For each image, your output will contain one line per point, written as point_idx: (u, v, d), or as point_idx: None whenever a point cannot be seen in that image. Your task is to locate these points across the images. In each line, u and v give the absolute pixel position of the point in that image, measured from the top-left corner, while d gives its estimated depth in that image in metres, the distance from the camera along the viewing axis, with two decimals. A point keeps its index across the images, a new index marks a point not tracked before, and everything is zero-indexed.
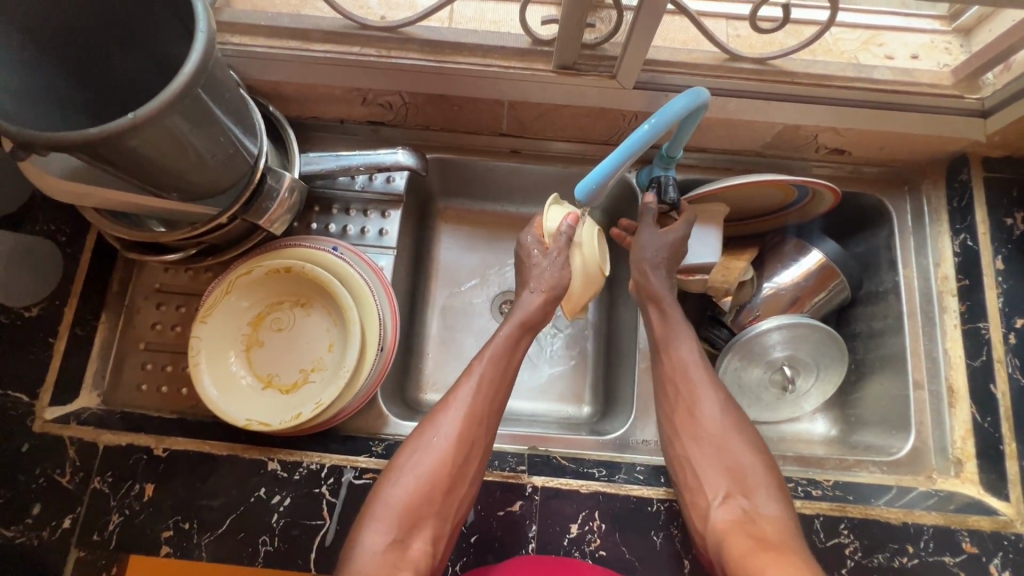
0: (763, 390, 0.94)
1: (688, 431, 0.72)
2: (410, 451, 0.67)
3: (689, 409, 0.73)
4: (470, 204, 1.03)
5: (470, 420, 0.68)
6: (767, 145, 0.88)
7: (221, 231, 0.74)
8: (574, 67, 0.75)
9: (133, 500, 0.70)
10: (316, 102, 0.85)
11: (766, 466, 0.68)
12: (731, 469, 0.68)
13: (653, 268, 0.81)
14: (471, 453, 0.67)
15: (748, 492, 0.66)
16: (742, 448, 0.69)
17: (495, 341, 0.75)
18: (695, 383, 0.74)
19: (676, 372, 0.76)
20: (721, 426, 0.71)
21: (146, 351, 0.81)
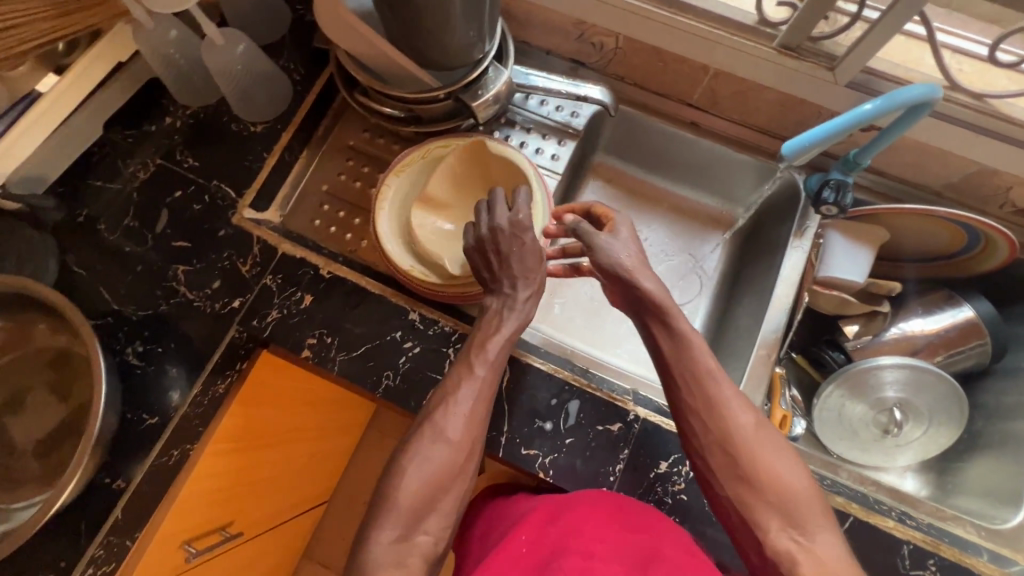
0: (863, 428, 0.93)
1: (708, 444, 0.62)
2: (415, 446, 0.62)
3: (714, 419, 0.62)
4: (623, 166, 1.08)
5: (472, 426, 0.63)
6: (950, 185, 0.87)
7: (433, 105, 0.83)
8: (796, 50, 0.78)
9: (292, 303, 0.79)
10: (536, 27, 0.94)
11: (814, 489, 0.59)
12: (781, 503, 0.58)
13: (638, 268, 0.68)
14: (472, 458, 0.63)
15: (802, 526, 0.57)
16: (781, 464, 0.59)
17: (488, 338, 0.67)
18: (713, 392, 0.62)
19: (688, 377, 0.64)
20: (760, 457, 0.59)
21: (324, 194, 0.91)
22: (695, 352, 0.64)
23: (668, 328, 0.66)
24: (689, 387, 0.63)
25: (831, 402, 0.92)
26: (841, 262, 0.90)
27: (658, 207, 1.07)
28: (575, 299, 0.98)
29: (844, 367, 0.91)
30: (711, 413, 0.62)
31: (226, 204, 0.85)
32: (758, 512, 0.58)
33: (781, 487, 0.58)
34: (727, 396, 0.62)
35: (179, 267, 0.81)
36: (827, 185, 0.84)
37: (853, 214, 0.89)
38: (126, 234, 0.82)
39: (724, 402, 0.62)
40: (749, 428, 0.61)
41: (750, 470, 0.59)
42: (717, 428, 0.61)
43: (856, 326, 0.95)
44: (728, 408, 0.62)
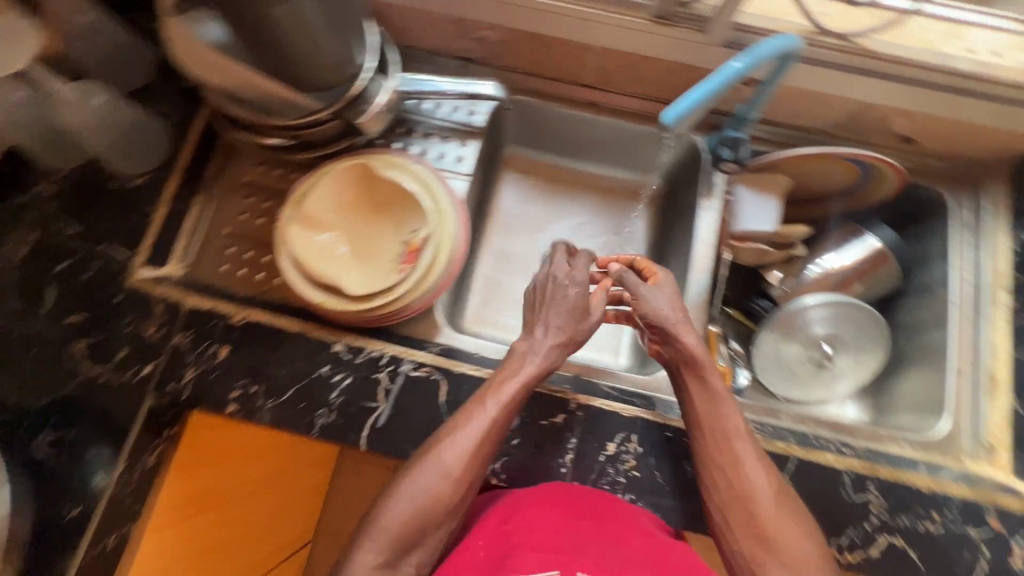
0: (799, 366, 0.97)
1: (727, 493, 0.66)
2: (409, 475, 0.66)
3: (736, 473, 0.66)
4: (535, 154, 1.10)
5: (470, 461, 0.66)
6: (837, 125, 0.91)
7: (320, 128, 0.80)
8: (670, 19, 0.79)
9: (208, 358, 0.76)
10: (415, 31, 0.92)
11: (821, 553, 0.63)
12: (789, 564, 0.62)
13: (683, 326, 0.74)
14: (466, 490, 0.66)
15: None
16: (796, 532, 0.63)
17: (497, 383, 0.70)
18: (739, 449, 0.67)
19: (715, 431, 0.68)
20: (775, 520, 0.64)
21: (228, 237, 0.86)
22: (722, 411, 0.69)
23: (699, 382, 0.71)
24: (713, 440, 0.68)
25: (768, 347, 0.96)
26: (753, 213, 0.93)
27: (576, 190, 1.10)
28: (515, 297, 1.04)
29: (773, 314, 0.95)
30: (733, 468, 0.66)
31: (121, 267, 0.80)
32: (767, 566, 0.62)
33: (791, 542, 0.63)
34: (750, 456, 0.67)
35: (77, 343, 0.76)
36: (725, 143, 0.88)
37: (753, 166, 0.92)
38: (10, 319, 0.76)
39: (746, 462, 0.67)
40: (769, 489, 0.65)
41: (764, 528, 0.63)
42: (739, 483, 0.66)
43: (779, 273, 0.99)
44: (750, 465, 0.66)
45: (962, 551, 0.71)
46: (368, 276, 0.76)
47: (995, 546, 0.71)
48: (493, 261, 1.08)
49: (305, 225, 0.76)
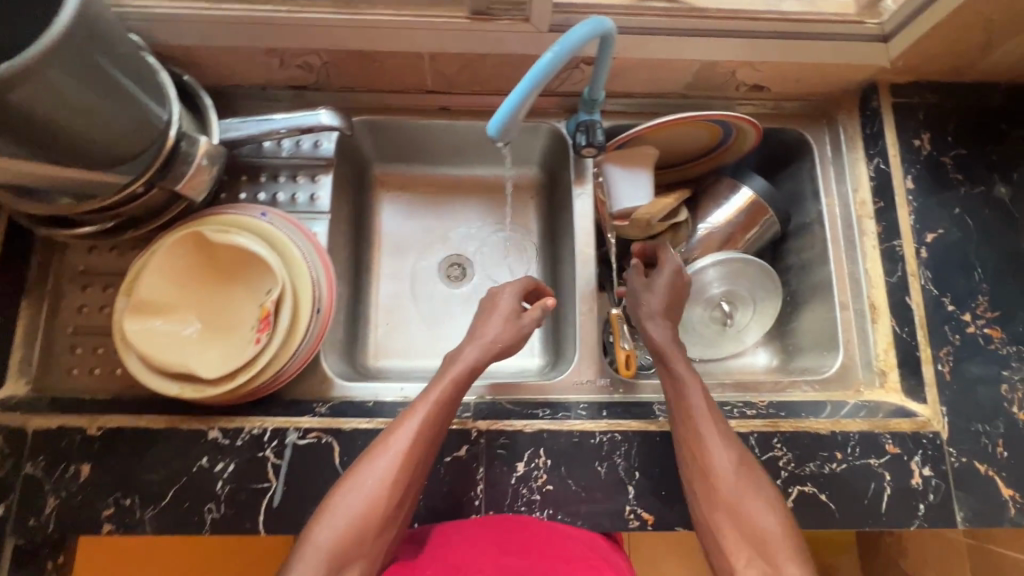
0: (705, 327, 0.96)
1: (713, 503, 0.64)
2: (343, 490, 0.62)
3: (723, 483, 0.65)
4: (407, 168, 1.04)
5: (405, 466, 0.63)
6: (689, 85, 0.89)
7: (139, 201, 0.72)
8: (488, 12, 0.75)
9: (69, 481, 0.68)
10: (232, 69, 0.84)
11: (784, 521, 0.62)
12: (750, 532, 0.61)
13: (653, 316, 0.78)
14: (405, 491, 0.63)
15: (769, 554, 0.60)
16: (757, 500, 0.63)
17: (438, 381, 0.70)
18: (728, 459, 0.66)
19: (701, 440, 0.67)
20: (739, 487, 0.64)
21: (74, 335, 0.78)
22: (711, 423, 0.68)
23: (681, 389, 0.71)
24: (698, 448, 0.67)
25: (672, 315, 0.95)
26: (627, 190, 0.90)
27: (456, 197, 1.05)
28: (414, 320, 1.00)
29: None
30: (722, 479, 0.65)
31: None
32: (727, 532, 0.62)
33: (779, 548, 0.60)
34: (739, 467, 0.65)
35: None
36: (579, 131, 0.83)
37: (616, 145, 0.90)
38: None
39: (734, 472, 0.65)
40: (762, 500, 0.63)
41: (726, 495, 0.64)
42: (732, 493, 0.64)
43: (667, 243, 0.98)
44: (739, 476, 0.65)
45: (867, 482, 0.74)
46: (227, 351, 0.70)
47: (895, 468, 0.74)
48: (386, 285, 1.02)
49: (142, 313, 0.68)
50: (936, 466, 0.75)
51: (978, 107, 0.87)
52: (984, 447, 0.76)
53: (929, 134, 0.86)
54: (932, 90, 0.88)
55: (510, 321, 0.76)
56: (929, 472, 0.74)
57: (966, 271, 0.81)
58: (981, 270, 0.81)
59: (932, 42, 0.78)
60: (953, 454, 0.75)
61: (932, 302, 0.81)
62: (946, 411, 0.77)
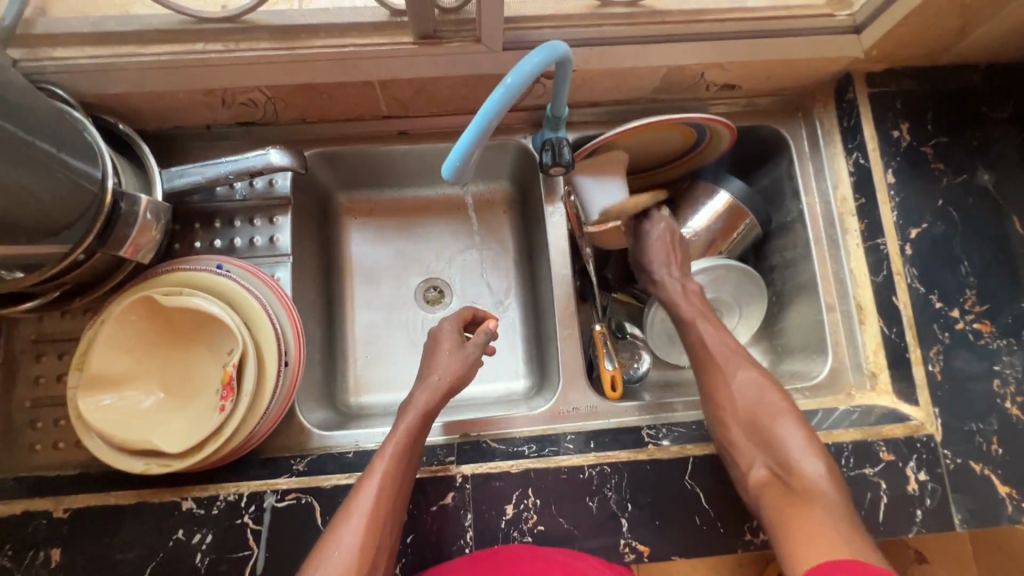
0: None
1: (749, 451, 0.68)
2: (313, 564, 0.59)
3: (756, 430, 0.69)
4: (374, 194, 1.00)
5: (374, 526, 0.61)
6: (658, 90, 0.85)
7: (83, 268, 0.68)
8: (436, 35, 0.71)
9: (39, 568, 0.65)
10: (174, 112, 0.79)
11: (799, 430, 0.67)
12: (765, 439, 0.68)
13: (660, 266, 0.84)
14: (377, 557, 0.60)
15: (782, 455, 0.66)
16: (773, 414, 0.69)
17: (396, 432, 0.68)
18: (758, 406, 0.70)
19: (725, 393, 0.72)
20: (754, 402, 0.70)
21: (34, 409, 0.75)
22: (736, 373, 0.73)
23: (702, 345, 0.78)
24: (726, 402, 0.72)
25: (657, 327, 0.90)
26: (597, 198, 0.86)
27: (427, 219, 1.01)
28: (394, 352, 0.97)
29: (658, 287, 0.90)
30: (754, 426, 0.69)
31: None
32: (743, 443, 0.69)
33: (820, 491, 0.62)
34: (772, 412, 0.69)
35: None
36: (546, 150, 0.79)
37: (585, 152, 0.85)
38: None
39: (767, 417, 0.69)
40: (798, 446, 0.66)
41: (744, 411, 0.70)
42: (769, 440, 0.67)
43: None
44: (771, 420, 0.69)
45: (864, 492, 0.73)
46: (192, 420, 0.67)
47: (891, 476, 0.73)
48: (364, 315, 0.98)
49: (98, 387, 0.65)
50: (931, 470, 0.73)
51: (957, 91, 0.84)
52: (980, 446, 0.74)
53: (908, 124, 0.83)
54: (909, 77, 0.84)
55: (463, 356, 0.74)
56: (925, 476, 0.73)
57: (953, 265, 0.79)
58: (968, 263, 0.79)
59: (905, 30, 0.75)
60: (948, 456, 0.74)
61: (920, 300, 0.78)
62: (939, 412, 0.75)
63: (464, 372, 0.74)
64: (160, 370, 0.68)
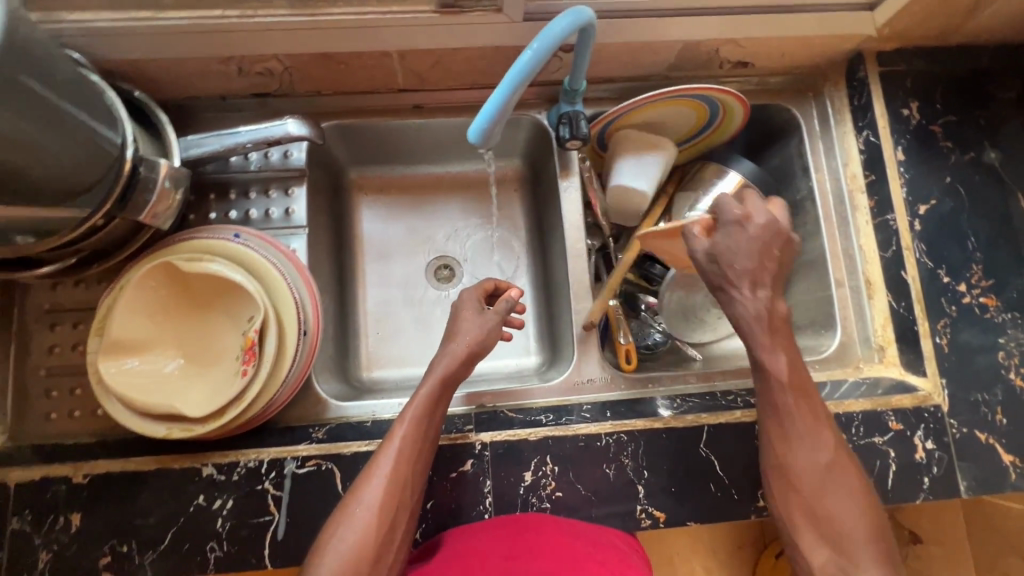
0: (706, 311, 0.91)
1: (811, 538, 0.62)
2: (334, 524, 0.60)
3: (824, 521, 0.62)
4: (384, 170, 0.99)
5: (393, 488, 0.62)
6: (672, 66, 0.86)
7: (100, 234, 0.68)
8: (457, 5, 0.70)
9: (60, 533, 0.65)
10: (189, 81, 0.78)
11: (866, 520, 0.61)
12: (831, 530, 0.61)
13: (745, 286, 0.63)
14: (397, 516, 0.61)
15: (847, 551, 0.60)
16: (846, 502, 0.62)
17: (416, 399, 0.68)
18: (832, 494, 0.62)
19: (799, 475, 0.63)
20: (827, 489, 0.62)
21: (49, 378, 0.74)
22: (815, 453, 0.63)
23: (783, 411, 0.65)
24: (796, 483, 0.63)
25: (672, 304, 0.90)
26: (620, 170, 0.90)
27: (437, 196, 1.01)
28: (406, 327, 0.97)
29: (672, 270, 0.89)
30: (821, 514, 0.62)
31: None
32: (805, 530, 0.63)
33: None
34: (846, 502, 0.62)
35: None
36: (561, 123, 0.79)
37: (626, 109, 0.84)
38: None
39: (840, 509, 0.61)
40: (865, 543, 0.60)
41: (814, 495, 0.62)
42: (838, 534, 0.61)
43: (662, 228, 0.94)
44: (841, 510, 0.61)
45: (873, 460, 0.74)
46: (212, 385, 0.67)
47: (899, 444, 0.75)
48: (375, 288, 0.98)
49: (117, 352, 0.65)
50: (938, 438, 0.75)
51: (965, 71, 0.85)
52: (984, 416, 0.76)
53: (918, 103, 0.84)
54: (919, 56, 0.85)
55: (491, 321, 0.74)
56: (932, 445, 0.75)
57: (960, 241, 0.81)
58: (975, 238, 0.81)
59: (919, 7, 0.76)
60: (955, 425, 0.76)
61: (928, 276, 0.80)
62: (946, 383, 0.77)
63: (490, 339, 0.74)
64: (180, 336, 0.69)
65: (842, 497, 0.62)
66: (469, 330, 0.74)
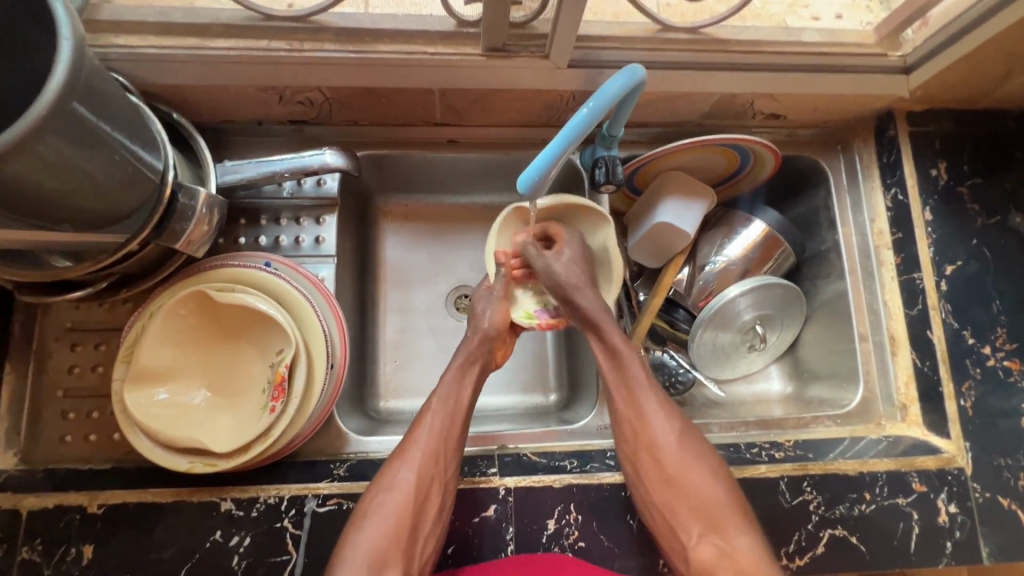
0: (733, 349, 0.93)
1: (686, 517, 0.67)
2: (373, 495, 0.64)
3: (689, 494, 0.67)
4: (411, 199, 0.99)
5: (428, 461, 0.66)
6: (706, 115, 0.87)
7: (133, 259, 0.67)
8: (505, 49, 0.71)
9: (71, 564, 0.64)
10: (228, 106, 0.78)
11: (725, 488, 0.67)
12: (699, 507, 0.66)
13: (578, 288, 0.77)
14: (433, 490, 0.65)
15: (716, 527, 0.65)
16: (701, 476, 0.67)
17: (445, 381, 0.74)
18: (686, 463, 0.68)
19: (661, 453, 0.69)
20: (681, 462, 0.68)
21: (66, 399, 0.73)
22: (667, 429, 0.70)
23: (632, 394, 0.72)
24: (657, 461, 0.69)
25: (704, 344, 0.90)
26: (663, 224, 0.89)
27: (462, 225, 1.00)
28: (424, 357, 0.95)
29: (704, 309, 0.89)
30: (687, 491, 0.67)
31: None
32: (678, 511, 0.67)
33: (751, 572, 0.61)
34: (701, 470, 0.68)
35: None
36: (598, 167, 0.78)
37: (704, 144, 0.84)
38: None
39: (699, 480, 0.67)
40: (734, 512, 0.66)
41: (675, 475, 0.68)
42: (701, 506, 0.66)
43: (686, 271, 0.94)
44: (703, 480, 0.67)
45: (896, 522, 0.74)
46: (237, 419, 0.66)
47: (923, 506, 0.74)
48: (395, 315, 0.96)
49: (143, 382, 0.64)
50: (961, 502, 0.75)
51: (992, 135, 0.87)
52: (1006, 481, 0.76)
53: (946, 164, 0.85)
54: (947, 118, 0.87)
55: (497, 296, 0.80)
56: (955, 508, 0.75)
57: (985, 302, 0.81)
58: (1000, 301, 0.81)
59: (953, 73, 0.77)
60: (978, 490, 0.76)
61: (953, 336, 0.81)
62: (969, 446, 0.77)
63: (500, 315, 0.79)
64: (202, 366, 0.68)
65: (694, 467, 0.68)
66: (482, 311, 0.79)
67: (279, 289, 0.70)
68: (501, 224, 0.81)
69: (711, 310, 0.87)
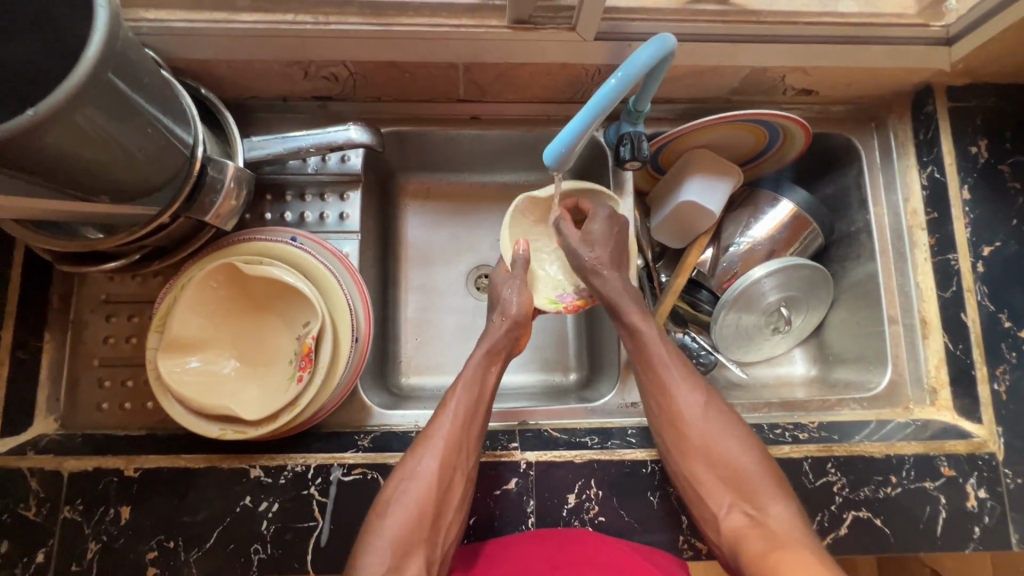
0: (757, 332, 0.92)
1: (717, 489, 0.66)
2: (399, 481, 0.65)
3: (720, 463, 0.67)
4: (433, 177, 0.98)
5: (450, 450, 0.67)
6: (735, 90, 0.85)
7: (164, 232, 0.68)
8: (531, 20, 0.71)
9: (110, 524, 0.66)
10: (254, 82, 0.79)
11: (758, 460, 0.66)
12: (729, 476, 0.66)
13: (604, 266, 0.77)
14: (456, 478, 0.66)
15: (750, 497, 0.65)
16: (733, 444, 0.68)
17: (467, 369, 0.74)
18: (718, 435, 0.68)
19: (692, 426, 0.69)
20: (709, 436, 0.68)
21: (102, 368, 0.75)
22: (695, 399, 0.70)
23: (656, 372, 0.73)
24: (686, 431, 0.69)
25: (727, 326, 0.89)
26: (683, 203, 0.87)
27: (483, 203, 0.99)
28: (445, 335, 0.95)
29: (727, 289, 0.88)
30: (720, 462, 0.67)
31: None
32: (710, 486, 0.66)
33: (792, 537, 0.60)
34: (734, 440, 0.68)
35: None
36: (622, 143, 0.77)
37: (731, 121, 0.82)
38: None
39: (732, 451, 0.67)
40: (767, 485, 0.65)
41: (703, 449, 0.68)
42: (737, 478, 0.66)
43: (710, 252, 0.92)
44: (734, 450, 0.67)
45: (922, 506, 0.73)
46: (265, 389, 0.67)
47: (950, 490, 0.73)
48: (417, 293, 0.97)
49: (175, 351, 0.66)
50: (991, 487, 0.73)
51: None
52: None
53: (987, 141, 0.82)
54: (990, 93, 0.83)
55: (518, 282, 0.80)
56: (985, 494, 0.73)
57: None
58: None
59: (998, 45, 0.74)
60: (1009, 476, 0.74)
61: (989, 319, 0.78)
62: (1001, 431, 0.75)
63: (526, 299, 0.78)
64: (232, 337, 0.69)
65: (724, 440, 0.68)
66: (506, 296, 0.79)
67: (303, 264, 0.71)
68: (513, 215, 0.82)
69: (734, 290, 0.85)
